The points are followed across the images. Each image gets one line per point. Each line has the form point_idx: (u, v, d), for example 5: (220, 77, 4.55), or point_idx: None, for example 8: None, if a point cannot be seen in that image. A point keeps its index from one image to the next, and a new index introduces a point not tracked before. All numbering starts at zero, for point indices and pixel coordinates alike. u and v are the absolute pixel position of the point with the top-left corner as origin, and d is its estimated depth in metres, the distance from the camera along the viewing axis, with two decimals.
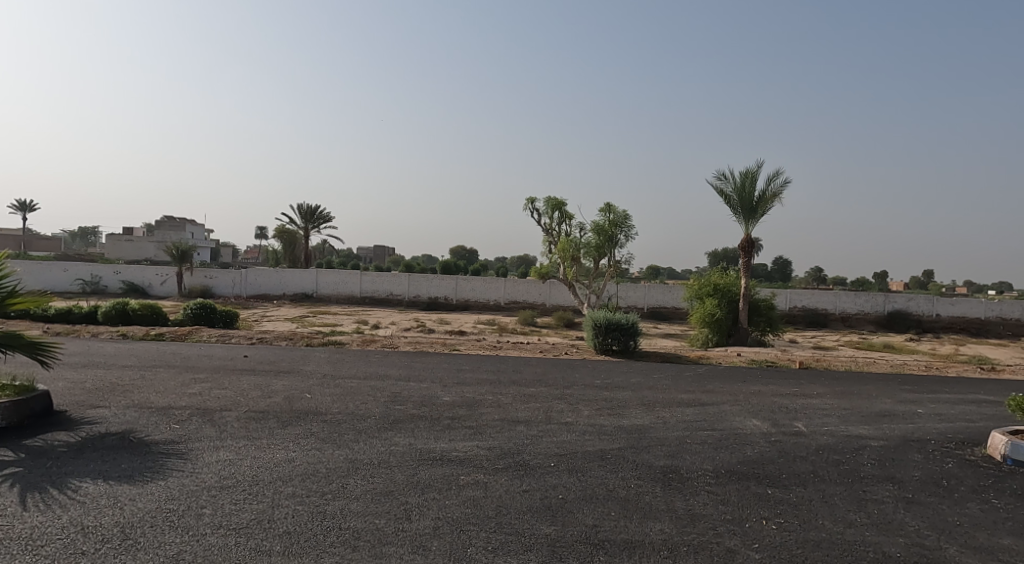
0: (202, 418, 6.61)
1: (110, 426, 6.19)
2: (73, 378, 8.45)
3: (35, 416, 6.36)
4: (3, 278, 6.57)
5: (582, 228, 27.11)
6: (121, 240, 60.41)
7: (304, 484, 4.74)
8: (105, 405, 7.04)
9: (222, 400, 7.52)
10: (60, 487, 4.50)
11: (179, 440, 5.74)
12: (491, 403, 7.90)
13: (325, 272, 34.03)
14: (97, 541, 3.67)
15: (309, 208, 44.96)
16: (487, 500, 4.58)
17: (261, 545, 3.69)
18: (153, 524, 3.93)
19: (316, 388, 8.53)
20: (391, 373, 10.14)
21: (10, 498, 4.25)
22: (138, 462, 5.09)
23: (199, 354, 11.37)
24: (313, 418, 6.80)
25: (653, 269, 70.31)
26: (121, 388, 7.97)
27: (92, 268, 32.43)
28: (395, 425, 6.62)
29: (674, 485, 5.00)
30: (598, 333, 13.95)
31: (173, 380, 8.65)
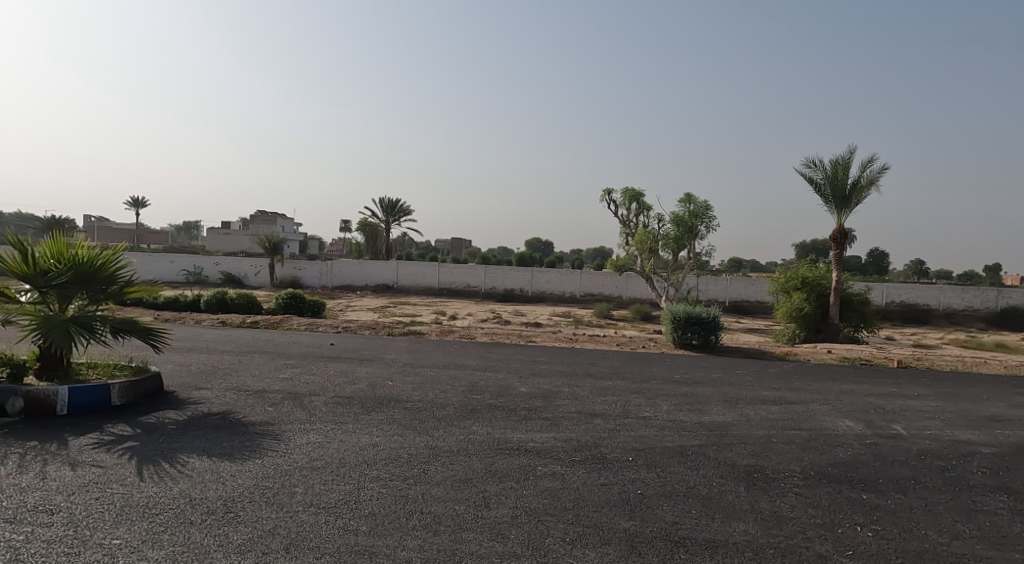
0: (293, 402, 6.96)
1: (212, 406, 6.62)
2: (180, 362, 9.10)
3: (148, 396, 6.89)
4: (122, 268, 7.15)
5: (660, 219, 26.53)
6: (220, 233, 64.30)
7: (387, 468, 4.91)
8: (207, 387, 7.54)
9: (311, 386, 7.89)
10: (170, 461, 4.87)
11: (272, 422, 6.06)
12: (567, 396, 7.90)
13: (405, 263, 34.97)
14: (204, 512, 3.95)
15: (390, 201, 46.33)
16: (565, 492, 4.59)
17: (349, 525, 3.86)
18: (251, 499, 4.18)
19: (398, 376, 8.80)
20: (468, 363, 10.30)
21: (128, 469, 4.64)
22: (237, 441, 5.43)
23: (289, 341, 11.98)
24: (395, 405, 7.02)
25: (735, 261, 67.98)
26: (221, 372, 8.52)
27: (195, 260, 34.63)
28: (472, 414, 6.73)
29: (759, 485, 4.85)
30: (677, 327, 13.65)
31: (266, 366, 9.16)
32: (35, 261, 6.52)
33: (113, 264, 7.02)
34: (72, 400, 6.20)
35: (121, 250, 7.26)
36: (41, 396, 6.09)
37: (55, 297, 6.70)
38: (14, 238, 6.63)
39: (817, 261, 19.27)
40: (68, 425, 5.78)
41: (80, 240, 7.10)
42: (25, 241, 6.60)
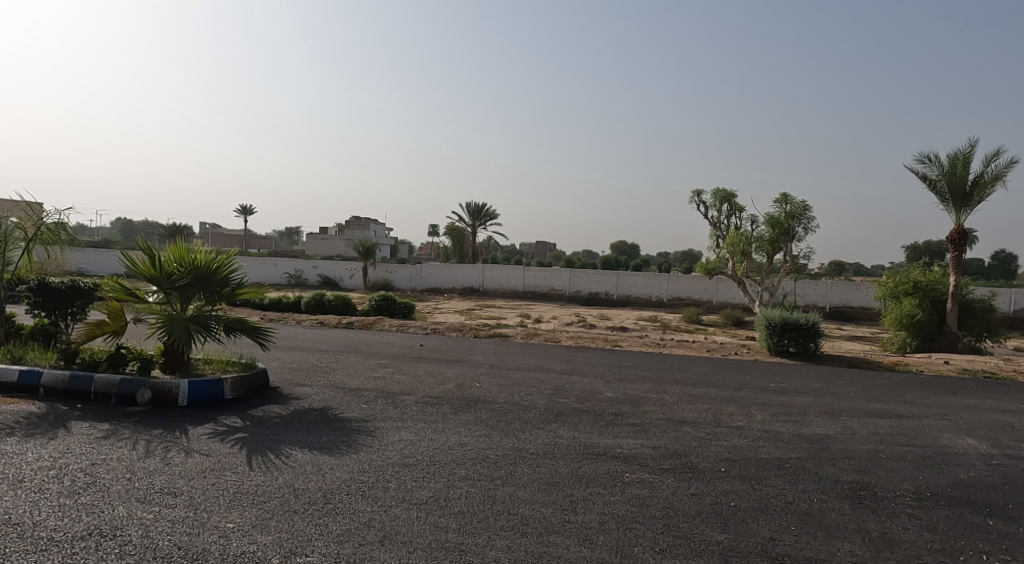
0: (386, 400, 7.21)
1: (312, 402, 6.97)
2: (284, 359, 9.66)
3: (256, 390, 7.37)
4: (234, 271, 7.66)
5: (754, 220, 25.51)
6: (318, 238, 67.69)
7: (475, 468, 4.99)
8: (307, 384, 7.95)
9: (402, 385, 8.14)
10: (276, 452, 5.17)
11: (367, 419, 6.31)
12: (656, 402, 7.74)
13: (491, 266, 35.44)
14: (306, 502, 4.16)
15: (477, 206, 47.11)
16: (653, 500, 4.49)
17: (440, 521, 3.95)
18: (349, 492, 4.36)
19: (485, 378, 8.92)
20: (554, 366, 10.29)
21: (239, 458, 4.97)
22: (335, 436, 5.69)
23: (382, 342, 12.43)
24: (482, 406, 7.13)
25: (837, 265, 64.33)
26: (320, 370, 8.97)
27: (296, 263, 36.64)
28: (559, 418, 6.73)
29: (866, 504, 4.55)
30: (772, 333, 13.08)
31: (361, 365, 9.55)
32: (161, 265, 7.13)
33: (227, 267, 7.54)
34: (191, 393, 6.71)
35: (233, 254, 7.77)
36: (165, 389, 6.63)
37: (177, 297, 7.29)
38: (144, 244, 7.30)
39: (932, 264, 17.90)
40: (188, 415, 6.27)
41: (199, 246, 7.67)
42: (152, 247, 7.23)
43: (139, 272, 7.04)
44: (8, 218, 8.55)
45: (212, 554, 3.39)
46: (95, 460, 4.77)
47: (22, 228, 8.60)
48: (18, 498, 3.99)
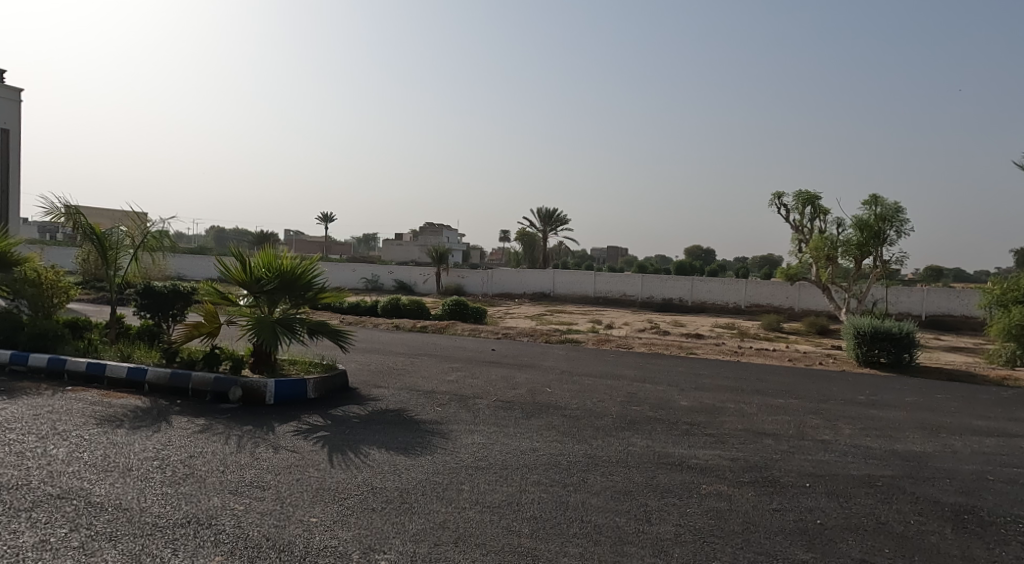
0: (459, 403, 7.31)
1: (388, 404, 7.17)
2: (362, 361, 9.98)
3: (337, 391, 7.65)
4: (317, 275, 7.97)
5: (840, 223, 24.29)
6: (394, 244, 69.63)
7: (548, 473, 4.98)
8: (384, 386, 8.18)
9: (474, 389, 8.23)
10: (354, 451, 5.34)
11: (441, 421, 6.42)
12: (734, 412, 7.48)
13: (562, 271, 35.36)
14: (383, 500, 4.27)
15: (548, 211, 47.15)
16: (732, 513, 4.34)
17: (512, 526, 3.96)
18: (424, 492, 4.44)
19: (556, 383, 8.90)
20: (626, 373, 10.14)
21: (321, 455, 5.18)
22: (410, 437, 5.81)
23: (454, 346, 12.63)
24: (554, 412, 7.11)
25: (932, 270, 60.36)
26: (396, 372, 9.21)
27: (372, 268, 37.82)
28: (632, 426, 6.62)
29: (970, 529, 4.23)
30: (861, 343, 12.41)
31: (434, 368, 9.73)
32: (251, 270, 7.52)
33: (311, 272, 7.86)
34: (277, 391, 7.03)
35: (316, 260, 8.09)
36: (253, 387, 6.98)
37: (265, 301, 7.67)
38: (236, 250, 7.73)
39: None
40: (273, 413, 6.56)
41: (286, 252, 8.05)
42: (243, 253, 7.64)
43: (231, 277, 7.46)
44: (119, 228, 9.32)
45: (297, 547, 3.53)
46: (192, 453, 5.08)
47: (130, 236, 9.33)
48: (125, 485, 4.30)
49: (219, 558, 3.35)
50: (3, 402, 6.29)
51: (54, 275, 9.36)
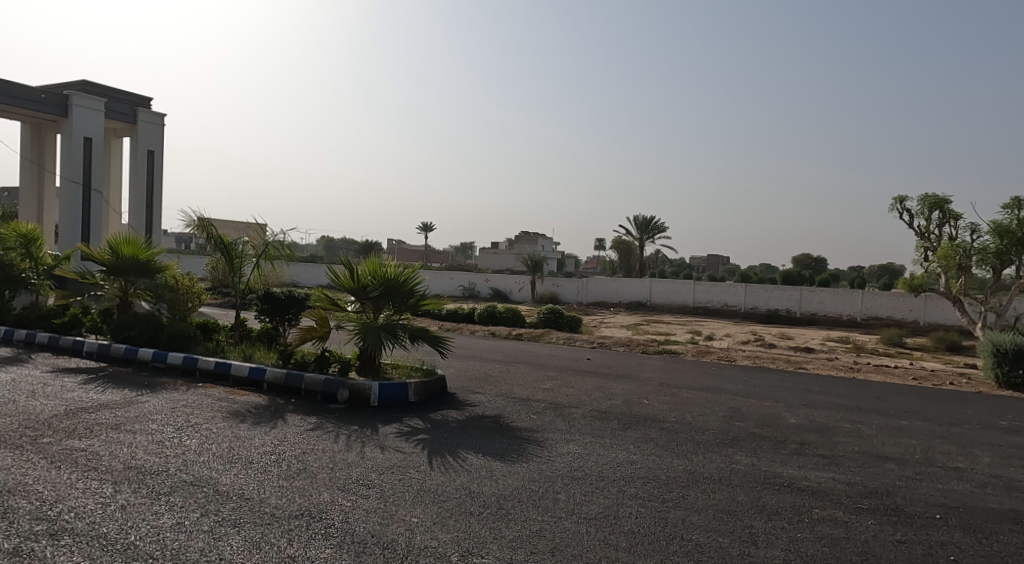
0: (555, 412, 7.35)
1: (486, 410, 7.31)
2: (460, 367, 10.24)
3: (436, 396, 7.89)
4: (418, 284, 8.27)
5: (973, 229, 22.22)
6: (490, 252, 70.83)
7: (646, 487, 4.91)
8: (481, 392, 8.35)
9: (570, 398, 8.23)
10: (453, 454, 5.50)
11: (537, 429, 6.47)
12: (849, 433, 7.05)
13: (659, 280, 34.60)
14: (481, 505, 4.37)
15: (645, 218, 46.35)
16: (848, 542, 4.10)
17: (610, 539, 3.95)
18: (521, 499, 4.51)
19: (654, 395, 8.74)
20: (728, 387, 9.78)
21: (422, 457, 5.37)
22: (507, 443, 5.91)
23: (550, 354, 12.69)
24: (652, 424, 6.99)
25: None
26: (493, 379, 9.37)
27: (469, 276, 38.70)
28: (736, 442, 6.39)
29: None
30: (1000, 362, 11.31)
31: (530, 376, 9.82)
32: (359, 278, 7.93)
33: (413, 281, 8.16)
34: (381, 394, 7.36)
35: (418, 269, 8.39)
36: (359, 389, 7.35)
37: (371, 307, 8.07)
38: (345, 259, 8.19)
39: None
40: (378, 414, 6.88)
41: (390, 260, 8.40)
42: (351, 261, 8.07)
43: (341, 284, 7.90)
44: (243, 239, 10.13)
45: (400, 545, 3.69)
46: (305, 449, 5.43)
47: (253, 246, 10.12)
48: (248, 476, 4.66)
49: (330, 550, 3.56)
50: (145, 395, 6.99)
51: (189, 282, 10.36)
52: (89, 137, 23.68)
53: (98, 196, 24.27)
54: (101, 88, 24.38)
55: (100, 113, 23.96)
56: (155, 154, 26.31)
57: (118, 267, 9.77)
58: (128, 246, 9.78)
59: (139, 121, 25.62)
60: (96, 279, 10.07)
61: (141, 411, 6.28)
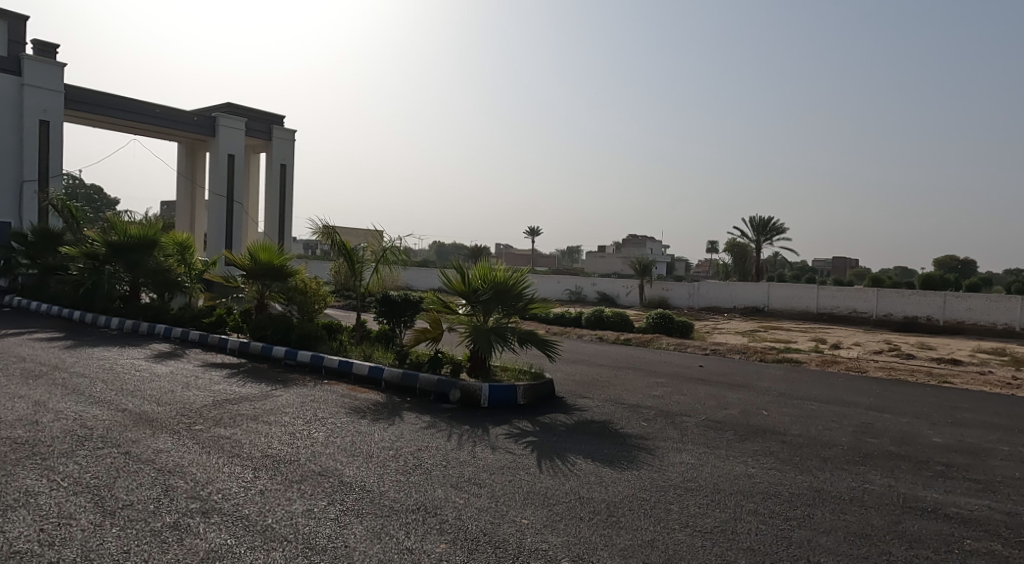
0: (667, 419, 7.18)
1: (595, 415, 7.29)
2: (568, 371, 10.25)
3: (544, 399, 7.96)
4: (526, 288, 8.35)
5: None
6: (597, 256, 70.32)
7: (767, 503, 4.69)
8: (590, 397, 8.31)
9: (682, 406, 8.01)
10: (562, 458, 5.52)
11: (648, 437, 6.36)
12: (1003, 456, 6.35)
13: (778, 285, 32.82)
14: (591, 511, 4.37)
15: (763, 219, 44.13)
16: None
17: (727, 555, 3.81)
18: (631, 508, 4.46)
19: (774, 406, 8.32)
20: (858, 400, 9.11)
21: (531, 460, 5.43)
22: (617, 450, 5.85)
23: (660, 360, 12.41)
24: (773, 437, 6.66)
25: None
26: (602, 384, 9.31)
27: (576, 280, 38.68)
28: (868, 461, 5.94)
29: None
30: None
31: (640, 382, 9.66)
32: (469, 281, 8.16)
33: (522, 284, 8.27)
34: (491, 396, 7.53)
35: (526, 273, 8.48)
36: (471, 390, 7.57)
37: (481, 310, 8.28)
38: (456, 263, 8.45)
39: None
40: (488, 415, 7.05)
41: (499, 264, 8.56)
42: (463, 266, 8.32)
43: (452, 288, 8.16)
44: (363, 245, 10.71)
45: (511, 545, 3.77)
46: (420, 446, 5.67)
47: (372, 251, 10.66)
48: (369, 469, 4.93)
49: (445, 545, 3.70)
50: (278, 389, 7.58)
51: (316, 284, 11.05)
52: (232, 154, 26.03)
53: (239, 207, 26.62)
54: (242, 109, 26.70)
55: (241, 132, 26.27)
56: (287, 167, 28.43)
57: (255, 271, 10.65)
58: (264, 252, 10.65)
59: (274, 138, 27.82)
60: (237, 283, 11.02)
61: (275, 404, 6.82)
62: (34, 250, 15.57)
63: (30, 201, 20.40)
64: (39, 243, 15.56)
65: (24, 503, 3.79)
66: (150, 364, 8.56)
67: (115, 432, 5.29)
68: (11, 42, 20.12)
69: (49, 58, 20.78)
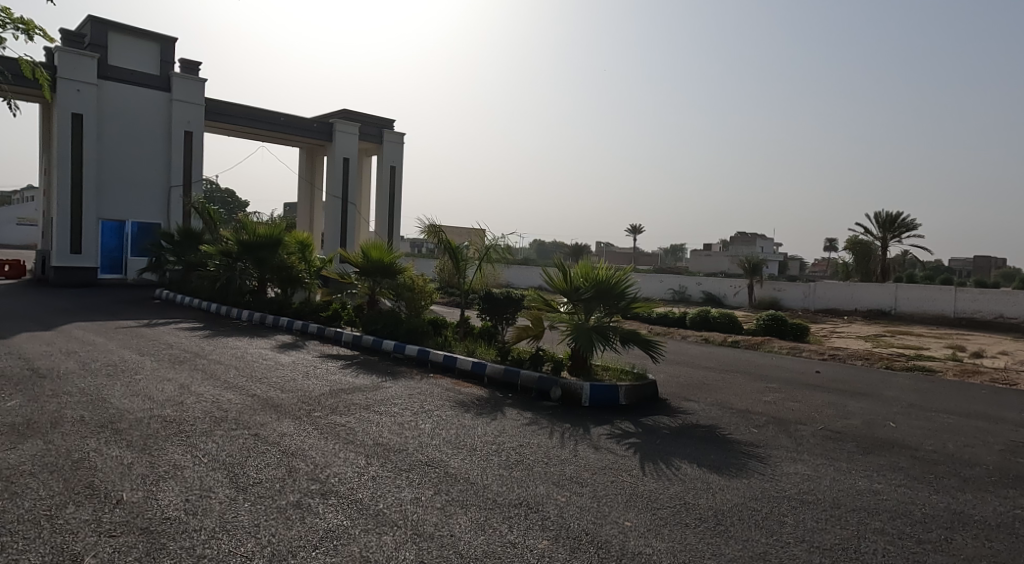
0: (779, 427, 6.84)
1: (701, 419, 7.06)
2: (673, 373, 9.99)
3: (647, 400, 7.82)
4: (629, 287, 8.21)
5: None
6: (702, 255, 68.02)
7: (895, 523, 4.36)
8: (696, 400, 8.06)
9: (797, 413, 7.59)
10: (667, 462, 5.39)
11: (759, 445, 6.08)
12: None
13: (906, 286, 30.31)
14: (697, 518, 4.24)
15: (890, 215, 40.87)
16: None
17: None
18: (742, 518, 4.29)
19: (902, 418, 7.69)
20: (1005, 415, 8.23)
21: (634, 462, 5.35)
22: (725, 457, 5.64)
23: (772, 364, 11.81)
24: (901, 452, 6.16)
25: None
26: (708, 387, 9.00)
27: (680, 280, 37.65)
28: (1016, 483, 5.36)
29: None
30: None
31: (750, 386, 9.24)
32: (571, 280, 8.16)
33: (624, 283, 8.14)
34: (592, 395, 7.49)
35: (629, 271, 8.33)
36: (572, 389, 7.56)
37: (582, 309, 8.24)
38: (558, 262, 8.48)
39: None
40: (590, 415, 7.01)
41: (602, 262, 8.48)
42: (565, 264, 8.34)
43: (554, 286, 8.20)
44: (467, 243, 10.98)
45: (614, 547, 3.74)
46: (522, 442, 5.74)
47: (475, 250, 10.90)
48: (473, 462, 5.06)
49: (547, 542, 3.73)
50: (388, 381, 7.94)
51: (423, 281, 11.42)
52: (346, 157, 27.47)
53: (352, 207, 28.06)
54: (356, 114, 28.12)
55: (355, 136, 27.67)
56: (396, 169, 29.59)
57: (367, 269, 11.23)
58: (376, 250, 11.19)
59: (385, 141, 29.08)
60: (351, 280, 11.66)
61: (385, 395, 7.15)
62: (178, 248, 17.22)
63: (175, 204, 22.63)
64: (183, 242, 17.18)
65: (172, 475, 4.22)
66: (275, 354, 9.23)
67: (247, 415, 5.76)
68: (163, 62, 22.27)
69: (192, 74, 22.80)
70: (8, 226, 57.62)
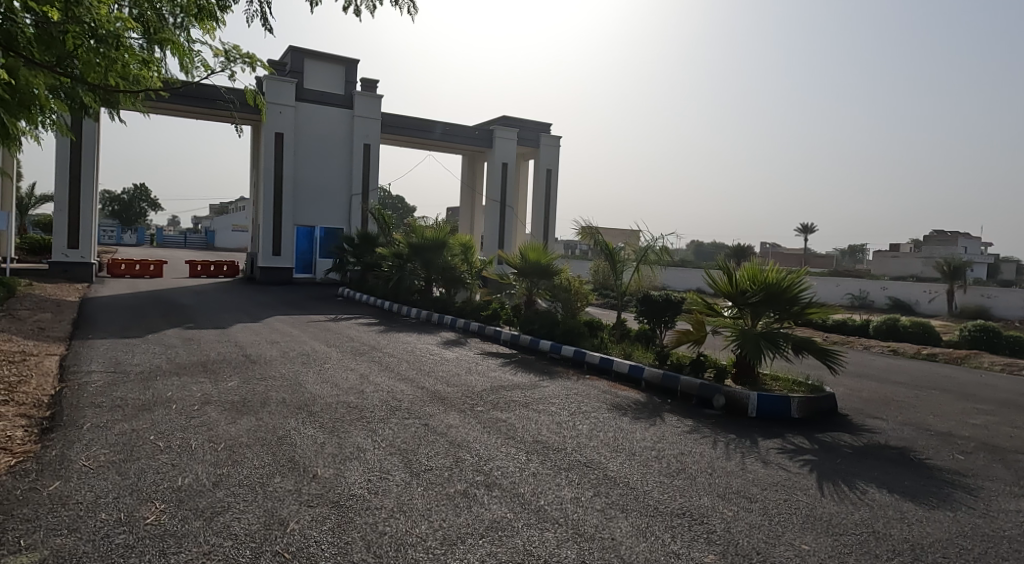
0: (990, 455, 5.93)
1: (889, 439, 6.34)
2: (854, 387, 9.08)
3: (823, 414, 7.19)
4: (803, 290, 7.59)
5: None
6: (888, 256, 61.35)
7: None
8: (883, 418, 7.25)
9: (1014, 441, 6.52)
10: (850, 485, 4.91)
11: (964, 474, 5.33)
12: None
13: None
14: (890, 550, 3.81)
15: None
16: None
17: None
18: (945, 555, 3.78)
19: None
20: None
21: (811, 481, 4.93)
22: (922, 484, 5.00)
23: (980, 382, 10.29)
24: None
25: None
26: (898, 404, 8.06)
27: (861, 284, 34.26)
28: None
29: None
30: None
31: (952, 406, 8.12)
32: (736, 283, 7.71)
33: (797, 286, 7.54)
34: (760, 405, 7.03)
35: (803, 274, 7.70)
36: (738, 398, 7.16)
37: (749, 313, 7.77)
38: (723, 263, 8.05)
39: None
40: (757, 426, 6.59)
41: (771, 264, 7.93)
42: (729, 266, 7.90)
43: (718, 289, 7.80)
44: (623, 244, 10.81)
45: None
46: (684, 450, 5.53)
47: (632, 251, 10.69)
48: (633, 467, 4.97)
49: (714, 556, 3.55)
50: (547, 381, 8.04)
51: (580, 283, 11.44)
52: (505, 162, 28.36)
53: (511, 210, 28.87)
54: (515, 120, 28.97)
55: (514, 141, 28.46)
56: (553, 172, 29.98)
57: (525, 270, 11.51)
58: (534, 252, 11.42)
59: (542, 145, 29.59)
60: (510, 281, 11.99)
61: (543, 394, 7.25)
62: (357, 250, 18.83)
63: (356, 209, 24.75)
64: (361, 245, 18.76)
65: (356, 456, 4.61)
66: (441, 350, 9.74)
67: (418, 406, 6.15)
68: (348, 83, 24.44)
69: (370, 91, 24.82)
70: (225, 232, 66.84)
